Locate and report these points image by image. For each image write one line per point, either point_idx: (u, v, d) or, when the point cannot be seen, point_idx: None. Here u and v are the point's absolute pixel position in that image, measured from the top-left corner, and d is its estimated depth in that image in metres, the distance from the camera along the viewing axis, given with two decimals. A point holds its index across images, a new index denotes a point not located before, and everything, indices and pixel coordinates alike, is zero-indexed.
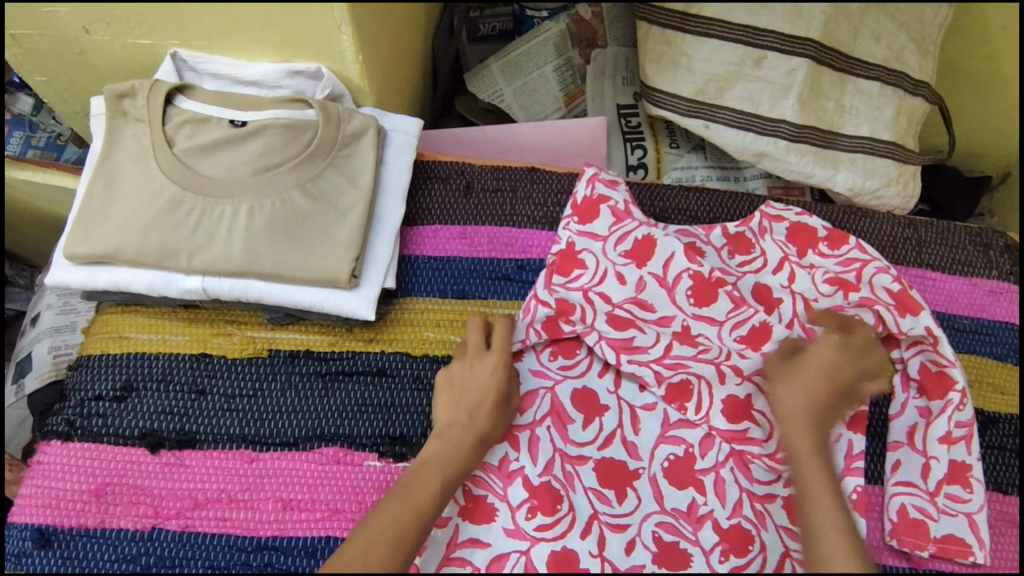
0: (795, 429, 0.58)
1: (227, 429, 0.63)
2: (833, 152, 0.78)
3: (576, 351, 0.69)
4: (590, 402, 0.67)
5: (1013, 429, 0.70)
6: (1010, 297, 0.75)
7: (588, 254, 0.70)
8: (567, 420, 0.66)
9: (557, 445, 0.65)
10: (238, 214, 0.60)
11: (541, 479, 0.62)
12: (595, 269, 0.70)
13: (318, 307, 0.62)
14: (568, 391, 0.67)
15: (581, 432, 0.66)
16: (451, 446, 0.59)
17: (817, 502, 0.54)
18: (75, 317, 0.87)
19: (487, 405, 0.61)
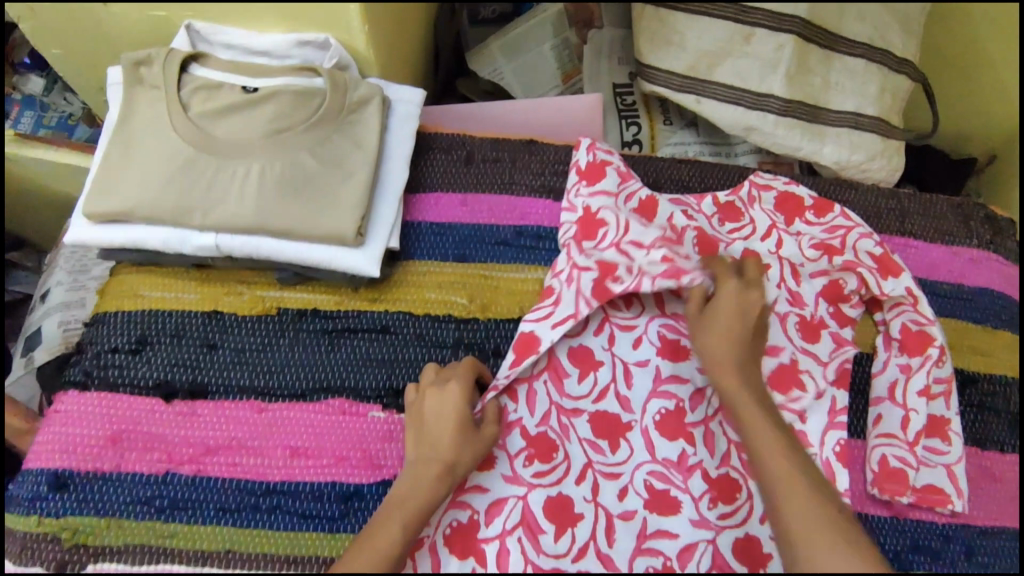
0: (732, 388, 0.61)
1: (238, 380, 0.66)
2: (820, 127, 0.82)
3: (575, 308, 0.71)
4: (586, 358, 0.70)
5: (991, 389, 0.73)
6: (989, 265, 0.78)
7: (607, 211, 0.72)
8: (563, 374, 0.69)
9: (553, 399, 0.68)
10: (250, 174, 0.63)
11: (538, 429, 0.66)
12: (617, 222, 0.72)
13: (325, 263, 0.65)
14: (565, 349, 0.69)
15: (577, 385, 0.68)
16: (421, 486, 0.58)
17: (760, 439, 0.58)
18: (85, 294, 0.90)
19: (456, 442, 0.60)
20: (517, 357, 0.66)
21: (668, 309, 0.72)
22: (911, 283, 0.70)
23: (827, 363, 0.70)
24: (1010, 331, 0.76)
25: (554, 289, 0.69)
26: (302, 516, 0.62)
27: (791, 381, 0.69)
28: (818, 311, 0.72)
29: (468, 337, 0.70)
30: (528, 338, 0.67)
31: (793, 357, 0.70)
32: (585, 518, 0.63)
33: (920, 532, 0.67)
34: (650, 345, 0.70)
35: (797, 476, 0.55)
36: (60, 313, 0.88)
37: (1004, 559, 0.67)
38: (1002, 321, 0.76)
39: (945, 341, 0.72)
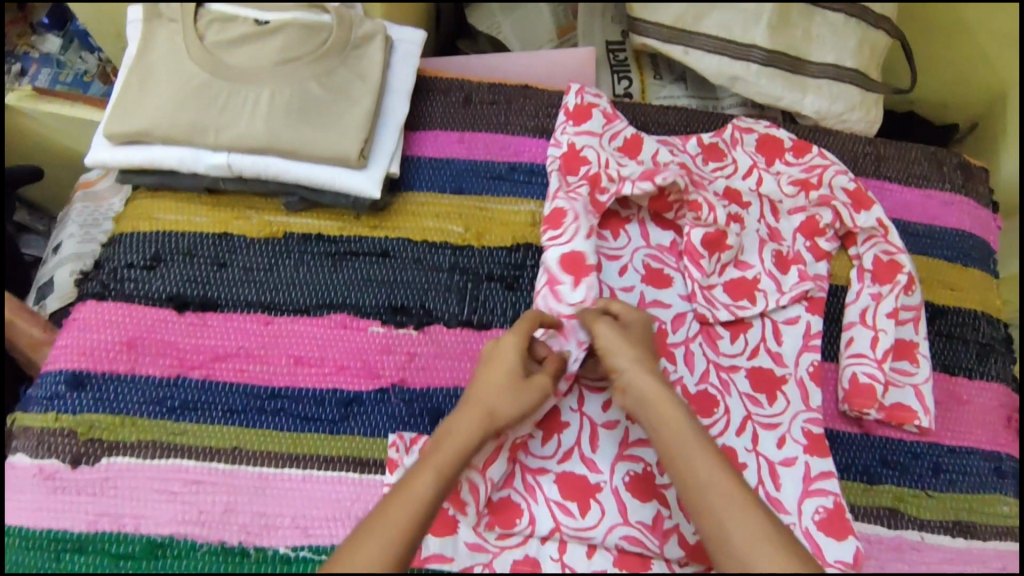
0: (655, 402, 0.58)
1: (245, 296, 0.70)
2: (801, 78, 0.85)
3: (562, 219, 0.72)
4: (577, 264, 0.70)
5: (961, 320, 0.77)
6: (960, 207, 0.82)
7: (590, 150, 0.77)
8: (557, 282, 0.70)
9: (552, 307, 0.69)
10: (261, 98, 0.67)
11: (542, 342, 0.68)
12: (599, 160, 0.77)
13: (330, 183, 0.69)
14: (557, 257, 0.71)
15: (571, 291, 0.69)
16: (464, 435, 0.57)
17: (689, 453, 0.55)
18: (96, 246, 0.94)
19: (504, 391, 0.59)
20: (574, 280, 0.69)
21: (652, 240, 0.77)
22: (883, 214, 0.74)
23: (785, 291, 0.73)
24: (979, 269, 0.80)
25: (568, 209, 0.73)
26: (305, 419, 0.66)
27: (748, 290, 0.74)
28: (795, 245, 0.76)
29: (464, 262, 0.74)
30: (574, 257, 0.70)
31: (757, 275, 0.75)
32: (571, 426, 0.67)
33: (888, 447, 0.70)
34: (635, 273, 0.74)
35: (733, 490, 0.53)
36: (72, 263, 0.92)
37: (970, 477, 0.71)
38: (972, 259, 0.80)
39: (916, 274, 0.76)
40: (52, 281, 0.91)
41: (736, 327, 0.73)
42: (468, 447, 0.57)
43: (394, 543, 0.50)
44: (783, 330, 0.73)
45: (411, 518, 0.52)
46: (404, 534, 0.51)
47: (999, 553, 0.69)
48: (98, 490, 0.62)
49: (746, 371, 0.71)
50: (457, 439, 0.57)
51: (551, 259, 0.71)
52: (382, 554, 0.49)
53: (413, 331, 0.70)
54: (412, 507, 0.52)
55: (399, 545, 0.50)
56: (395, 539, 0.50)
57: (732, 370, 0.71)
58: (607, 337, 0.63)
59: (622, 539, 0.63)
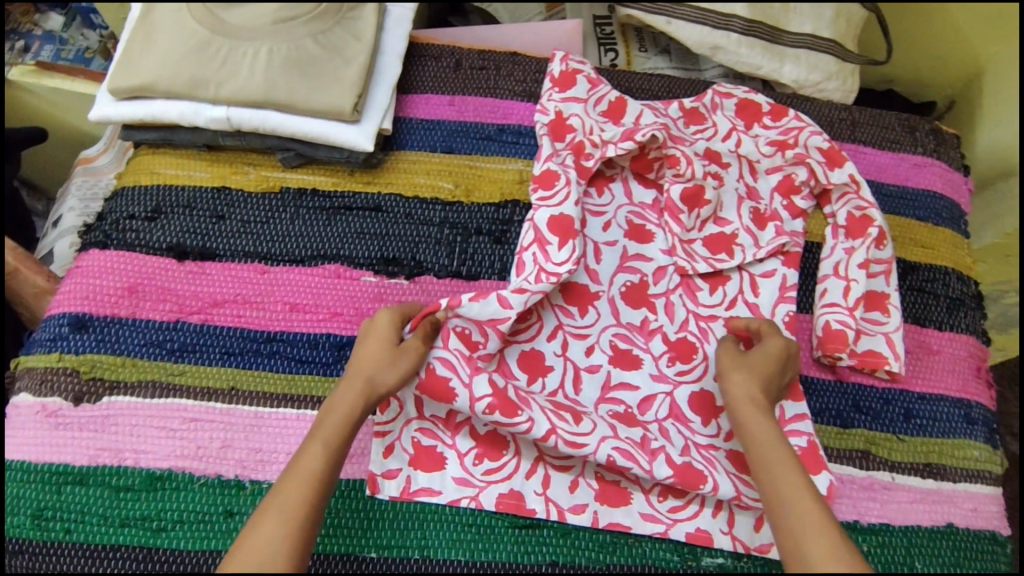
0: (754, 421, 0.60)
1: (242, 247, 0.73)
2: (779, 47, 0.89)
3: (555, 182, 0.75)
4: (566, 225, 0.72)
5: (932, 276, 0.80)
6: (931, 170, 0.86)
7: (575, 118, 0.81)
8: (545, 242, 0.71)
9: (539, 262, 0.70)
10: (258, 54, 0.68)
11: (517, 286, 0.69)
12: (584, 127, 0.80)
13: (324, 136, 0.72)
14: (546, 217, 0.72)
15: (557, 252, 0.70)
16: (343, 404, 0.60)
17: (778, 472, 0.56)
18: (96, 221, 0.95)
19: (382, 361, 0.62)
20: (561, 240, 0.71)
21: (635, 199, 0.80)
22: (854, 169, 0.77)
23: (762, 246, 0.76)
24: (950, 228, 0.83)
25: (561, 173, 0.75)
26: (300, 361, 0.68)
27: (727, 245, 0.77)
28: (773, 204, 0.79)
29: (453, 217, 0.76)
30: (562, 219, 0.72)
31: (736, 231, 0.78)
32: (555, 369, 0.70)
33: (861, 394, 0.72)
34: (618, 229, 0.77)
35: (816, 512, 0.53)
36: (71, 235, 0.93)
37: (940, 422, 0.72)
38: (943, 219, 0.83)
39: (889, 230, 0.79)
40: (52, 252, 0.93)
41: (715, 280, 0.76)
42: (353, 419, 0.59)
43: (290, 513, 0.53)
44: (760, 283, 0.76)
45: (303, 487, 0.54)
46: (302, 507, 0.53)
47: (970, 494, 0.70)
48: (99, 426, 0.64)
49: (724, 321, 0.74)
50: (338, 415, 0.59)
51: (539, 219, 0.73)
52: (282, 530, 0.52)
53: (404, 281, 0.73)
54: (303, 480, 0.55)
55: (296, 519, 0.53)
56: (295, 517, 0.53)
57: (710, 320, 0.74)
58: (726, 359, 0.65)
59: (614, 451, 0.63)
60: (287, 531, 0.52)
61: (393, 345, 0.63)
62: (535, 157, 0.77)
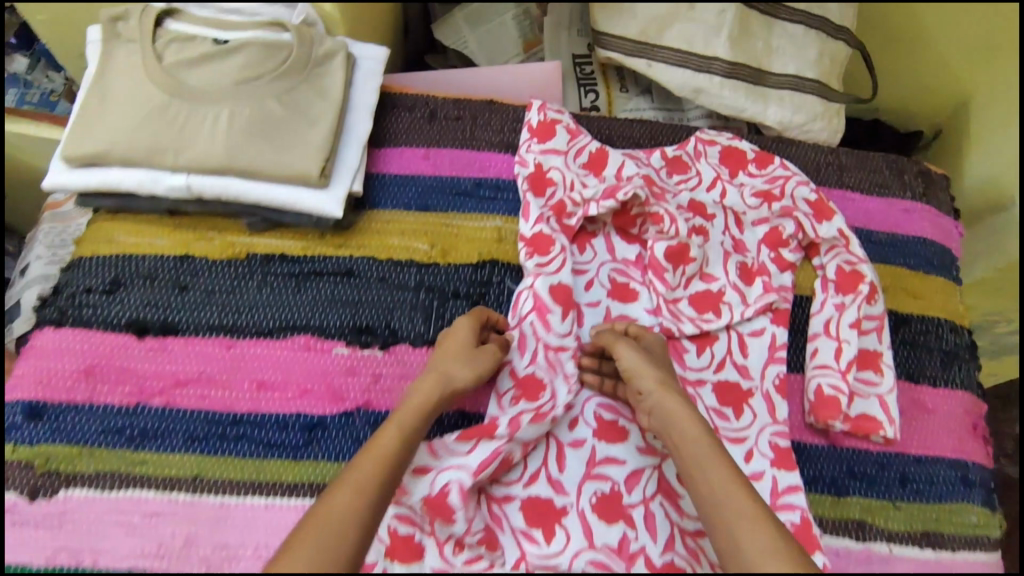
0: (675, 418, 0.61)
1: (207, 319, 0.69)
2: (763, 89, 0.86)
3: (550, 248, 0.73)
4: (568, 296, 0.72)
5: (924, 328, 0.78)
6: (921, 215, 0.83)
7: (555, 171, 0.78)
8: (547, 312, 0.70)
9: (540, 335, 0.70)
10: (220, 118, 0.66)
11: (528, 370, 0.68)
12: (563, 181, 0.78)
13: (291, 203, 0.67)
14: (546, 287, 0.71)
15: (561, 323, 0.70)
16: (425, 400, 0.61)
17: (708, 466, 0.56)
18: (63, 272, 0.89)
19: (459, 359, 0.64)
20: (563, 311, 0.71)
21: (618, 254, 0.77)
22: (843, 223, 0.75)
23: (750, 303, 0.74)
24: (941, 277, 0.81)
25: (556, 237, 0.74)
26: (267, 445, 0.64)
27: (711, 305, 0.74)
28: (760, 256, 0.77)
29: (429, 280, 0.73)
30: (563, 289, 0.71)
31: (723, 288, 0.75)
32: (538, 448, 0.67)
33: (856, 460, 0.70)
34: (600, 287, 0.75)
35: (747, 503, 0.54)
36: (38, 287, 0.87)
37: (937, 486, 0.70)
38: (934, 267, 0.81)
39: (878, 282, 0.77)
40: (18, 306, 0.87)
41: (702, 340, 0.73)
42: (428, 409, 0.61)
43: (366, 495, 0.53)
44: (749, 343, 0.73)
45: (379, 470, 0.55)
46: (372, 491, 0.53)
47: (969, 563, 0.67)
48: (55, 524, 0.60)
49: (713, 385, 0.71)
50: (419, 408, 0.61)
51: (541, 286, 0.71)
52: (355, 502, 0.52)
53: (379, 351, 0.69)
54: (380, 459, 0.56)
55: (369, 497, 0.53)
56: (363, 492, 0.53)
57: (698, 385, 0.71)
58: (630, 360, 0.65)
59: (588, 564, 0.62)
60: (358, 502, 0.52)
61: (470, 345, 0.65)
62: (522, 217, 0.75)
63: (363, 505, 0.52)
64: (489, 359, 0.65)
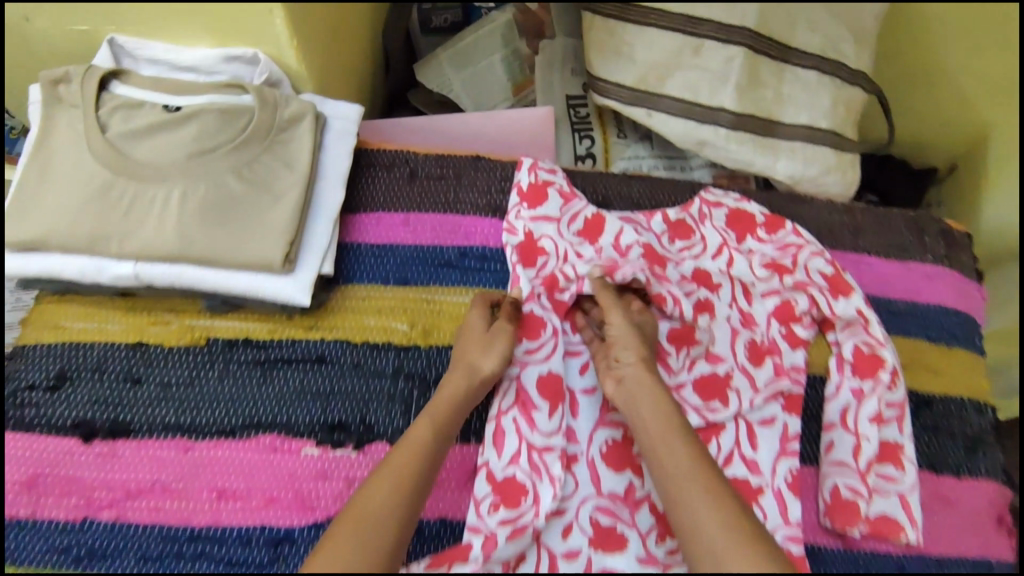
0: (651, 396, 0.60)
1: (163, 418, 0.63)
2: (773, 140, 0.79)
3: (541, 331, 0.68)
4: (554, 390, 0.66)
5: (947, 411, 0.73)
6: (943, 281, 0.77)
7: (546, 240, 0.72)
8: (532, 409, 0.65)
9: (523, 435, 0.64)
10: (171, 198, 0.59)
11: (505, 472, 0.63)
12: (556, 252, 0.72)
13: (253, 292, 0.61)
14: (534, 377, 0.66)
15: (546, 421, 0.65)
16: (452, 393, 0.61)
17: (670, 443, 0.57)
18: None
19: (477, 348, 0.63)
20: (550, 407, 0.65)
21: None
22: (862, 301, 0.70)
23: (759, 389, 0.68)
24: (964, 349, 0.76)
25: (547, 319, 0.69)
26: (228, 564, 0.59)
27: (718, 391, 0.68)
28: (770, 333, 0.71)
29: (409, 366, 0.67)
30: (551, 381, 0.66)
31: (729, 371, 0.69)
32: (528, 560, 0.61)
33: (874, 564, 0.64)
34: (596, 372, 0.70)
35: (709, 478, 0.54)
36: None
37: None
38: (957, 339, 0.76)
39: (899, 363, 0.71)
40: None
41: (708, 431, 0.67)
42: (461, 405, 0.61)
43: (400, 493, 0.54)
44: (759, 433, 0.67)
45: (410, 463, 0.56)
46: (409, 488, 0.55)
47: None
48: None
49: None
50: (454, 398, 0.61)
51: (526, 378, 0.66)
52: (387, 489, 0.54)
53: (353, 451, 0.63)
54: (411, 449, 0.57)
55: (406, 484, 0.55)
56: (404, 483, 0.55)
57: None
58: (619, 329, 0.66)
59: None
60: (397, 495, 0.54)
61: (484, 331, 0.65)
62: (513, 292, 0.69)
63: (393, 498, 0.54)
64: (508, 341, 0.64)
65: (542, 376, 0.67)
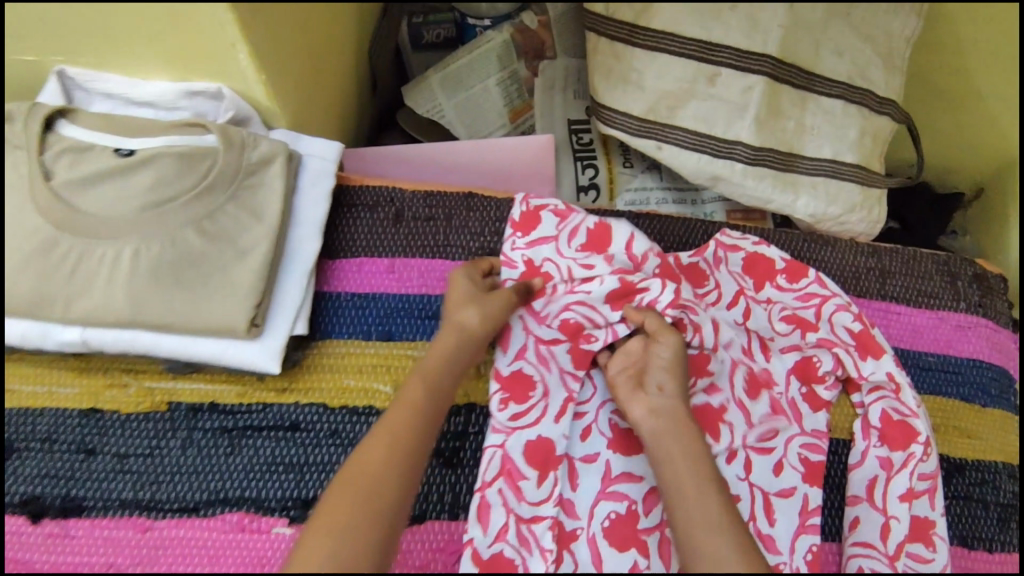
0: (685, 436, 0.56)
1: (119, 493, 0.57)
2: (793, 176, 0.70)
3: (529, 394, 0.62)
4: (547, 455, 0.61)
5: (979, 478, 0.66)
6: (977, 332, 0.71)
7: (548, 263, 0.66)
8: (519, 478, 0.60)
9: (508, 504, 0.59)
10: (122, 256, 0.53)
11: (492, 550, 0.58)
12: (563, 276, 0.65)
13: (215, 360, 0.56)
14: (520, 447, 0.61)
15: (535, 490, 0.60)
16: (444, 354, 0.58)
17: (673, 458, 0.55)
18: None
19: (462, 302, 0.60)
20: (540, 475, 0.60)
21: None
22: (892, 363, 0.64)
23: (754, 425, 0.63)
24: (999, 409, 0.69)
25: (536, 379, 0.63)
26: None
27: (713, 424, 0.62)
28: (789, 393, 0.65)
29: None
30: (540, 446, 0.61)
31: (726, 404, 0.63)
32: None
33: None
34: (600, 436, 0.63)
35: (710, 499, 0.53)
36: None
37: None
38: (991, 397, 0.69)
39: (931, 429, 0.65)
40: None
41: None
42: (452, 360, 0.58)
43: (397, 448, 0.52)
44: (776, 505, 0.61)
45: (410, 421, 0.54)
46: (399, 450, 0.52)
47: None
48: None
49: None
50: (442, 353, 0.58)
51: (511, 447, 0.60)
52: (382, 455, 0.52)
53: None
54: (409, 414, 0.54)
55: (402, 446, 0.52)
56: (397, 445, 0.52)
57: None
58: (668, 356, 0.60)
59: None
60: (393, 461, 0.52)
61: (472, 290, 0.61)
62: (499, 347, 0.63)
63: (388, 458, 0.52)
64: (500, 303, 0.61)
65: (534, 442, 0.61)
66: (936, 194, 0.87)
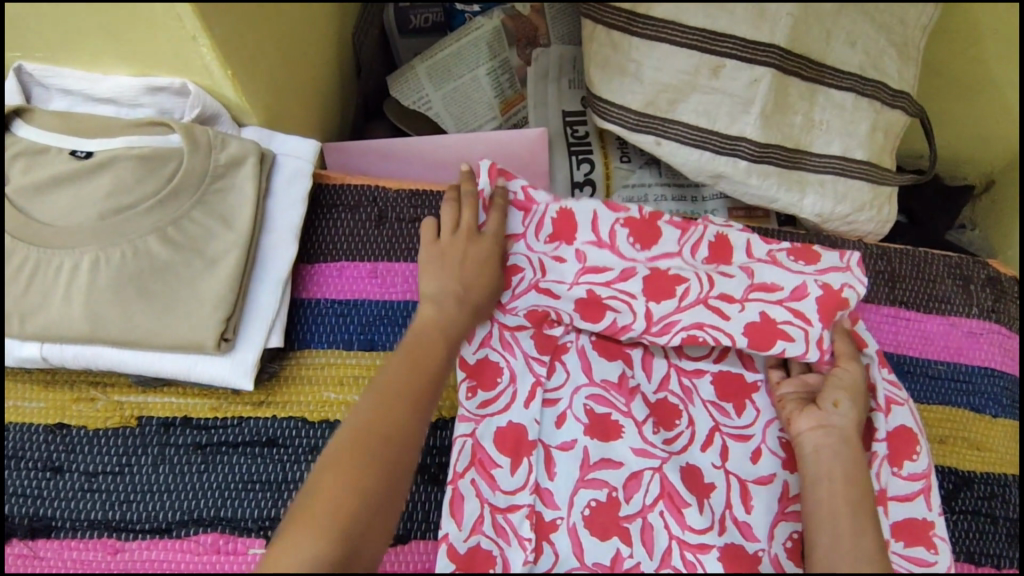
0: (851, 459, 0.53)
1: (89, 513, 0.55)
2: (800, 174, 0.66)
3: (496, 380, 0.60)
4: (519, 442, 0.59)
5: (988, 492, 0.63)
6: (989, 339, 0.68)
7: (518, 255, 0.63)
8: (491, 466, 0.57)
9: (484, 496, 0.56)
10: (80, 267, 0.50)
11: (468, 544, 0.54)
12: (531, 264, 0.63)
13: (184, 374, 0.53)
14: (491, 434, 0.58)
15: (510, 478, 0.57)
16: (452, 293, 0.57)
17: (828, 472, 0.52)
18: None
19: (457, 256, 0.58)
20: (513, 462, 0.58)
21: (596, 375, 0.63)
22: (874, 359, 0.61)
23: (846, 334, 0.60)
24: (1010, 419, 0.66)
25: (502, 365, 0.61)
26: None
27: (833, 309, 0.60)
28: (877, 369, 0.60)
29: None
30: (513, 431, 0.59)
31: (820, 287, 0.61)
32: None
33: None
34: (575, 423, 0.61)
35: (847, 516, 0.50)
36: None
37: None
38: (1002, 407, 0.66)
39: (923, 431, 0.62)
40: None
41: (697, 489, 0.59)
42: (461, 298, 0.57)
43: (415, 386, 0.51)
44: (753, 493, 0.58)
45: (422, 363, 0.53)
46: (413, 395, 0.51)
47: None
48: None
49: (719, 552, 0.56)
50: (429, 345, 0.54)
51: (483, 435, 0.58)
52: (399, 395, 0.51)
53: None
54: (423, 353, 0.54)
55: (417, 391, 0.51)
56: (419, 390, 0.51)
57: (700, 549, 0.56)
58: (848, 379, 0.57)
59: None
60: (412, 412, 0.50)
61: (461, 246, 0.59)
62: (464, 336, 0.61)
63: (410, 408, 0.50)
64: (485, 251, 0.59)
65: (500, 428, 0.59)
66: (944, 185, 0.83)
